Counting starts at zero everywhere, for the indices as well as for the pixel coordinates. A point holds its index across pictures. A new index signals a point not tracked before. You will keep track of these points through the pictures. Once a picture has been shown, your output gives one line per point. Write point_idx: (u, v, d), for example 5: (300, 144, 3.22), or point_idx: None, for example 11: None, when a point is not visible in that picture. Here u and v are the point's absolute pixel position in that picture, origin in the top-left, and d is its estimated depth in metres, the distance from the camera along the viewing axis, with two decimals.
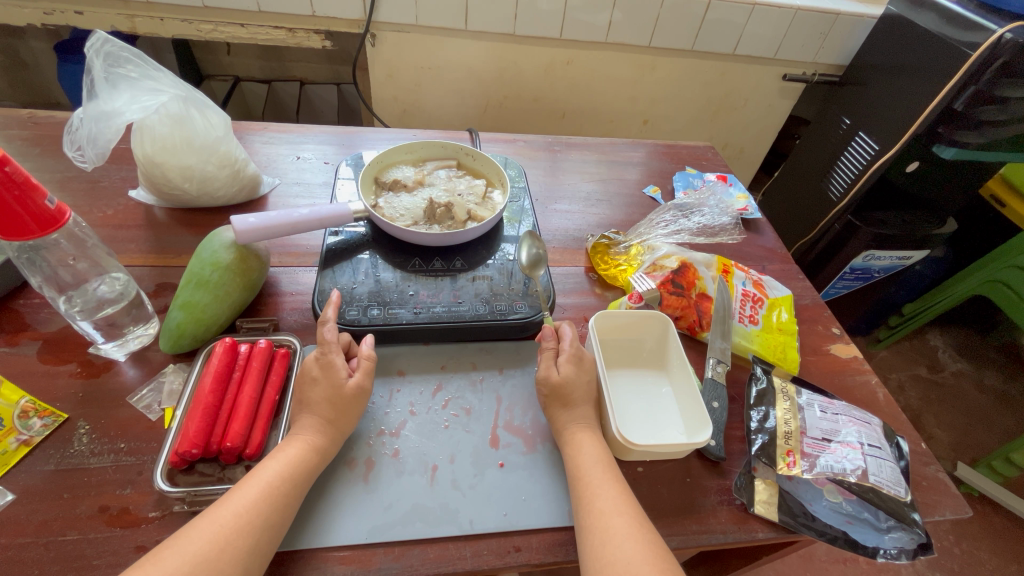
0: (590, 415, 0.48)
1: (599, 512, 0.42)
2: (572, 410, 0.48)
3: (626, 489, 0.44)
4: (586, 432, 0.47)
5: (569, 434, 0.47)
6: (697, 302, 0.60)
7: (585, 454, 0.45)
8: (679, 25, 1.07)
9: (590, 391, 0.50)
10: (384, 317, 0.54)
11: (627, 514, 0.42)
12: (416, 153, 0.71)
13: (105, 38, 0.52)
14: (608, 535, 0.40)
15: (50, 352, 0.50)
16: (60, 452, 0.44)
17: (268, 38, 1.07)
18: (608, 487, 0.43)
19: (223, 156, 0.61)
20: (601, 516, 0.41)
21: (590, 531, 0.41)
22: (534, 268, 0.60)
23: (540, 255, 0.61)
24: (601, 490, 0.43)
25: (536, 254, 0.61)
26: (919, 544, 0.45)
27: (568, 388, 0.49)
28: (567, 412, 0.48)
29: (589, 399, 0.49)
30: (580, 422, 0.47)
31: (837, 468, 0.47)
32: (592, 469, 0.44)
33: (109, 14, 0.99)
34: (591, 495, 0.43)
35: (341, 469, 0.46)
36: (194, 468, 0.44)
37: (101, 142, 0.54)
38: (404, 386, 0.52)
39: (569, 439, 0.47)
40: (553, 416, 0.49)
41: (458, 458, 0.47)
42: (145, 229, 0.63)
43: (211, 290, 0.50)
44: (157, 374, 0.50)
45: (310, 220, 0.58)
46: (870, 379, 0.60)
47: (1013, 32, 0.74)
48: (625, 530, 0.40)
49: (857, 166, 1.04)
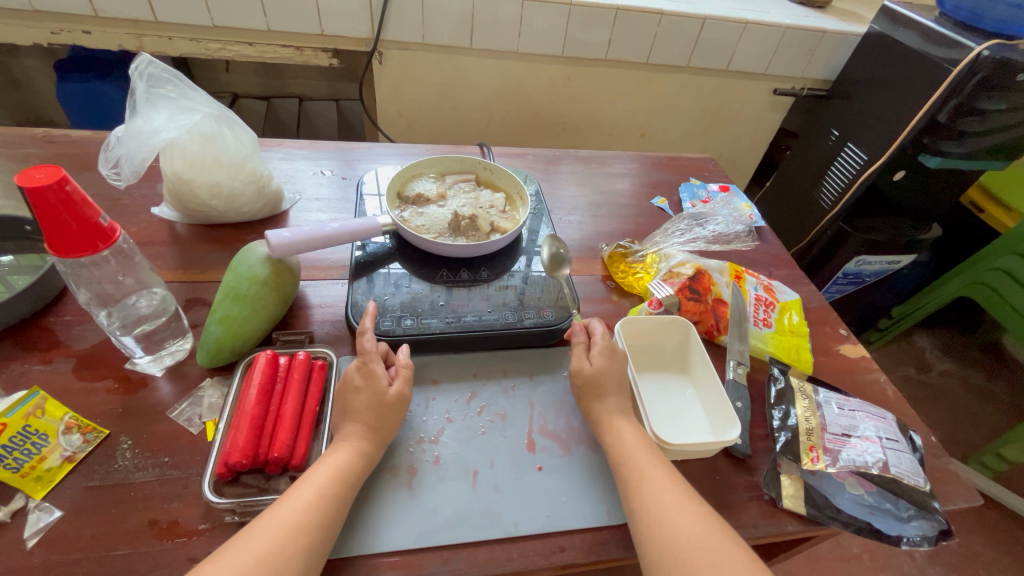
0: (622, 403, 0.50)
1: (650, 487, 0.44)
2: (607, 399, 0.50)
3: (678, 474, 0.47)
4: (622, 419, 0.49)
5: (606, 418, 0.49)
6: (713, 306, 0.63)
7: (628, 435, 0.48)
8: (674, 44, 1.12)
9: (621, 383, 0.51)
10: (417, 327, 0.55)
11: (675, 491, 0.44)
12: (436, 167, 0.72)
13: (149, 60, 0.54)
14: (662, 509, 0.42)
15: (85, 368, 0.50)
16: (104, 467, 0.44)
17: (276, 56, 1.09)
18: (655, 467, 0.45)
19: (249, 173, 0.62)
20: (655, 495, 0.43)
21: (644, 509, 0.43)
22: (557, 267, 0.64)
23: (561, 254, 0.65)
24: (648, 469, 0.45)
25: (559, 254, 0.65)
26: (940, 531, 0.47)
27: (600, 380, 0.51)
28: (609, 402, 0.50)
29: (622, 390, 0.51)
30: (619, 407, 0.50)
31: (859, 461, 0.49)
32: (637, 447, 0.47)
33: (117, 33, 1.00)
34: (639, 476, 0.44)
35: (383, 476, 0.47)
36: (239, 479, 0.45)
37: (137, 160, 0.55)
38: (439, 394, 0.53)
39: (609, 426, 0.48)
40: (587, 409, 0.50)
41: (498, 463, 0.49)
42: (170, 245, 0.64)
43: (248, 303, 0.51)
44: (194, 389, 0.50)
45: (341, 234, 0.59)
46: (878, 377, 0.63)
47: (990, 50, 0.81)
48: (676, 506, 0.43)
49: (848, 175, 1.09)
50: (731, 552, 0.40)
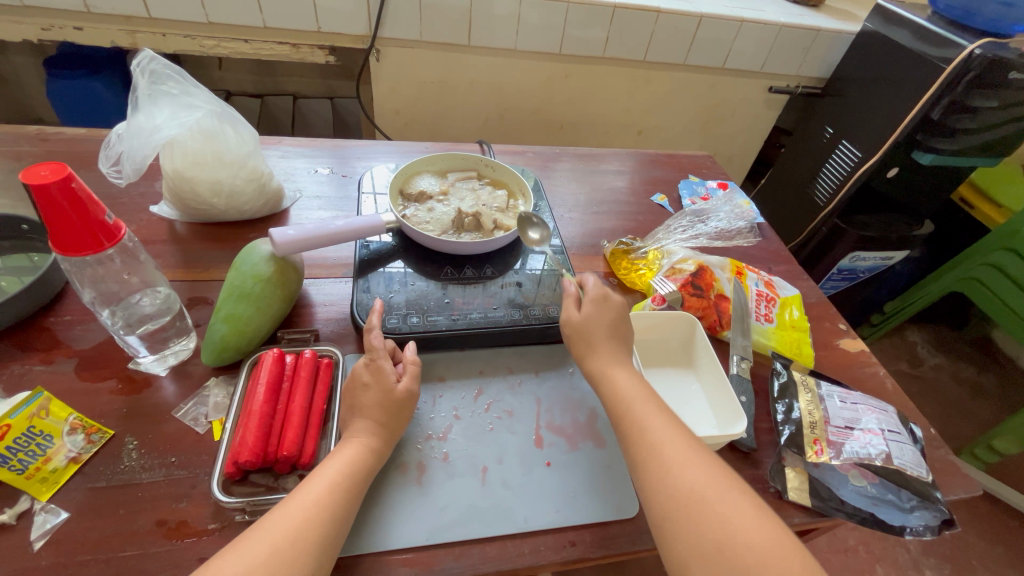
0: (615, 350, 0.52)
1: (653, 441, 0.45)
2: (602, 351, 0.51)
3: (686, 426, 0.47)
4: (616, 367, 0.50)
5: (606, 371, 0.50)
6: (716, 302, 0.64)
7: (630, 390, 0.48)
8: (670, 42, 1.13)
9: (615, 323, 0.53)
10: (423, 325, 0.55)
11: (678, 443, 0.44)
12: (438, 164, 0.72)
13: (151, 56, 0.54)
14: (666, 463, 0.43)
15: (87, 368, 0.49)
16: (110, 468, 0.43)
17: (272, 53, 1.08)
18: (656, 420, 0.46)
19: (251, 171, 0.62)
20: (657, 448, 0.44)
21: (647, 463, 0.44)
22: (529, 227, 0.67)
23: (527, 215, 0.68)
24: (649, 424, 0.46)
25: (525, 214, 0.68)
26: (942, 520, 0.48)
27: (592, 327, 0.53)
28: (607, 356, 0.51)
29: (617, 334, 0.53)
30: (617, 359, 0.51)
31: (862, 454, 0.50)
32: (640, 403, 0.47)
33: (109, 30, 0.99)
34: (640, 430, 0.46)
35: (393, 473, 0.47)
36: (247, 478, 0.44)
37: (138, 158, 0.55)
38: (446, 391, 0.53)
39: (604, 377, 0.50)
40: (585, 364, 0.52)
41: (506, 459, 0.49)
42: (170, 244, 0.63)
43: (252, 302, 0.51)
44: (200, 388, 0.50)
45: (345, 232, 0.58)
46: (878, 370, 0.64)
47: (982, 49, 0.82)
48: (680, 459, 0.43)
49: (842, 172, 1.10)
50: (737, 504, 0.40)
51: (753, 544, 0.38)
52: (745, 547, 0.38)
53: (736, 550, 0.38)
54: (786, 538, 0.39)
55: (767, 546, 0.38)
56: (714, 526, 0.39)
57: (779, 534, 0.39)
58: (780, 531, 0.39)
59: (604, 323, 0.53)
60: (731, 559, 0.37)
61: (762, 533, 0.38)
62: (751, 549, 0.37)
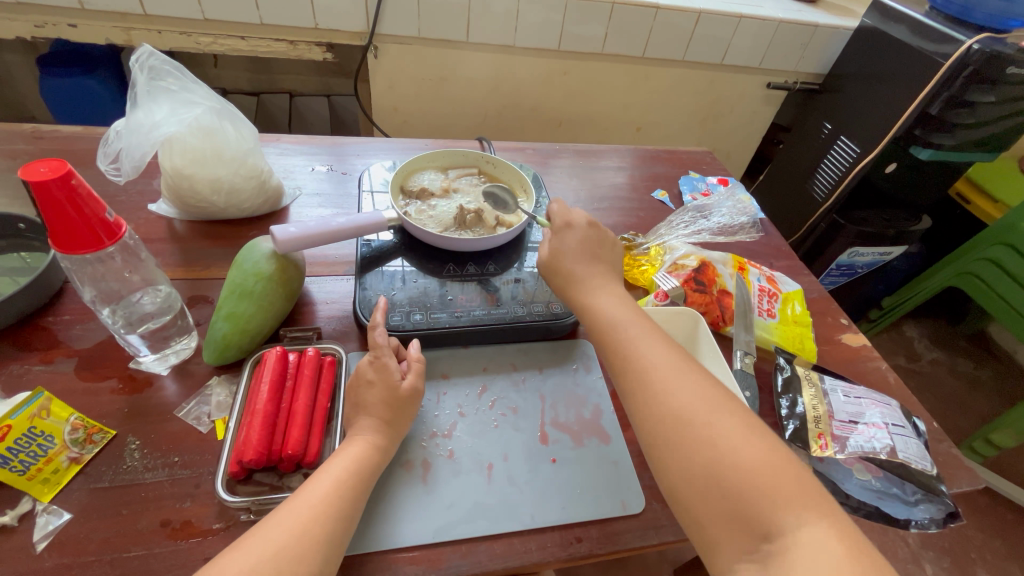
0: (595, 282, 0.54)
1: (642, 369, 0.45)
2: (583, 282, 0.54)
3: (680, 349, 0.47)
4: (597, 298, 0.52)
5: (592, 306, 0.52)
6: (719, 297, 0.63)
7: (617, 321, 0.50)
8: (669, 38, 1.13)
9: (598, 242, 0.57)
10: (426, 322, 0.55)
11: (668, 369, 0.45)
12: (439, 160, 0.72)
13: (151, 52, 0.54)
14: (655, 390, 0.44)
15: (87, 368, 0.49)
16: (112, 468, 0.43)
17: (269, 50, 1.07)
18: (646, 349, 0.47)
19: (250, 168, 0.61)
20: (645, 376, 0.45)
21: (636, 393, 0.45)
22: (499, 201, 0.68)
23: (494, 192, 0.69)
24: (637, 353, 0.46)
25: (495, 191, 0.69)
26: (947, 513, 0.48)
27: (574, 253, 0.56)
28: (592, 289, 0.53)
29: (599, 255, 0.56)
30: (600, 288, 0.53)
31: (867, 448, 0.50)
32: (628, 334, 0.48)
33: (103, 27, 0.97)
34: (629, 361, 0.46)
35: (398, 471, 0.46)
36: (251, 477, 0.44)
37: (137, 155, 0.54)
38: (450, 388, 0.53)
39: (587, 309, 0.52)
40: (571, 296, 0.54)
41: (511, 456, 0.48)
42: (170, 242, 0.62)
43: (254, 300, 0.50)
44: (202, 388, 0.49)
45: (347, 229, 0.58)
46: (880, 365, 0.64)
47: (981, 43, 0.82)
48: (667, 384, 0.43)
49: (841, 167, 1.11)
50: (725, 424, 0.40)
51: (742, 465, 0.38)
52: (734, 467, 0.38)
53: (725, 470, 0.38)
54: (778, 459, 0.39)
55: (757, 465, 0.38)
56: (702, 449, 0.40)
57: (768, 454, 0.39)
58: (772, 450, 0.39)
59: (586, 246, 0.56)
60: (720, 479, 0.38)
61: (755, 451, 0.39)
62: (740, 470, 0.38)
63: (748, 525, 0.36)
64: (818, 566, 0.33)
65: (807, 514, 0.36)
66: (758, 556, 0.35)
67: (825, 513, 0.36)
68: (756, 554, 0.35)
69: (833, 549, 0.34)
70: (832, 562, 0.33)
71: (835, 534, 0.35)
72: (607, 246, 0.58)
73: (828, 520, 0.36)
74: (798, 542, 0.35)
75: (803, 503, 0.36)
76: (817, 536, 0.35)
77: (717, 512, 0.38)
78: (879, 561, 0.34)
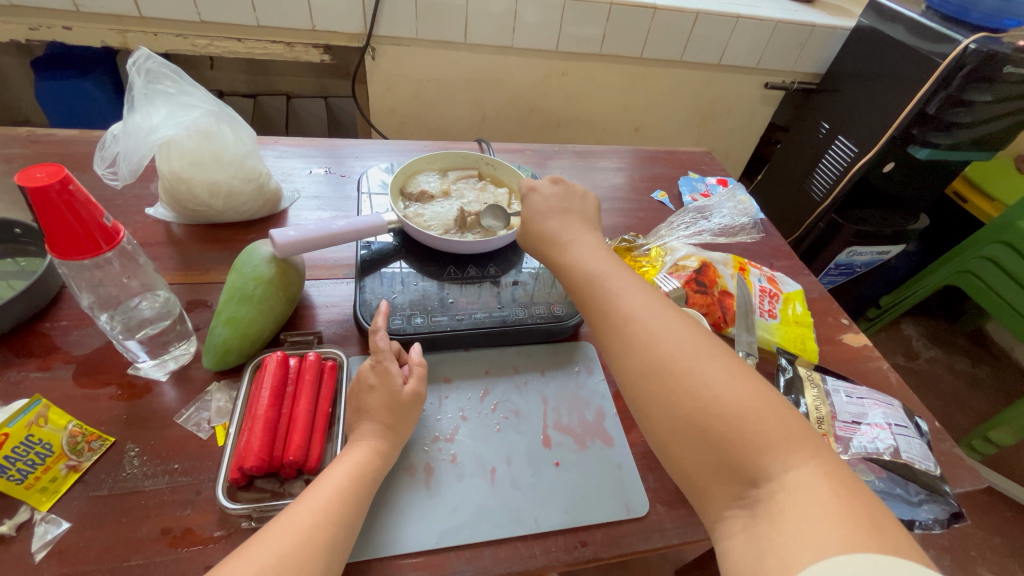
0: (574, 241, 0.53)
1: (623, 325, 0.44)
2: (561, 244, 0.53)
3: (662, 299, 0.46)
4: (575, 257, 0.52)
5: (570, 266, 0.51)
6: (720, 298, 0.63)
7: (596, 279, 0.49)
8: (667, 38, 1.13)
9: (566, 196, 0.58)
10: (428, 325, 0.54)
11: (647, 321, 0.44)
12: (438, 162, 0.71)
13: (148, 55, 0.54)
14: (635, 344, 0.43)
15: (86, 375, 0.48)
16: (112, 475, 0.43)
17: (265, 52, 1.07)
18: (626, 302, 0.46)
19: (249, 171, 0.61)
20: (625, 329, 0.44)
21: (619, 349, 0.44)
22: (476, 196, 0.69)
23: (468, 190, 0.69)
24: (617, 307, 0.46)
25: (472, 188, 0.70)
26: (951, 514, 0.48)
27: (548, 214, 0.56)
28: (569, 248, 0.53)
29: (570, 209, 0.57)
30: (579, 247, 0.52)
31: (871, 449, 0.50)
32: (608, 290, 0.47)
33: (98, 29, 0.97)
34: (608, 316, 0.46)
35: (401, 476, 0.46)
36: (253, 484, 0.44)
37: (135, 158, 0.54)
38: (452, 392, 0.53)
39: (567, 269, 0.52)
40: (551, 258, 0.54)
41: (514, 460, 0.48)
42: (168, 246, 0.62)
43: (254, 304, 0.50)
44: (201, 393, 0.49)
45: (347, 232, 0.58)
46: (881, 364, 0.64)
47: (977, 43, 0.82)
48: (646, 336, 0.43)
49: (839, 167, 1.11)
50: (708, 370, 0.39)
51: (725, 411, 0.37)
52: (717, 414, 0.37)
53: (709, 418, 0.38)
54: (760, 404, 0.37)
55: (740, 409, 0.37)
56: (685, 400, 0.39)
57: (750, 399, 0.38)
58: (754, 395, 0.38)
59: (556, 204, 0.57)
60: (704, 428, 0.38)
61: (739, 395, 0.38)
62: (724, 417, 0.37)
63: (735, 472, 0.36)
64: (808, 520, 0.33)
65: (795, 457, 0.35)
66: (746, 502, 0.35)
67: (818, 460, 0.35)
68: (744, 500, 0.35)
69: (818, 489, 0.33)
70: (818, 501, 0.33)
71: (823, 473, 0.34)
72: (576, 197, 0.59)
73: (818, 461, 0.35)
74: (785, 486, 0.34)
75: (789, 444, 0.36)
76: (805, 478, 0.34)
77: (704, 461, 0.37)
78: (871, 500, 0.33)
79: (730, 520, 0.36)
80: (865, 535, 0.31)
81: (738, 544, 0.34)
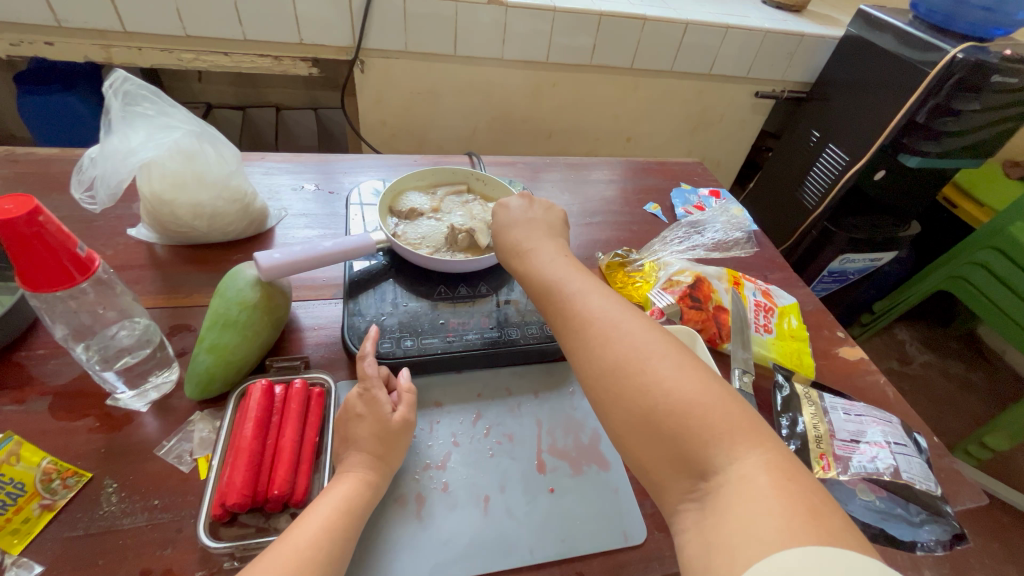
0: (541, 245, 0.53)
1: (581, 326, 0.43)
2: (522, 250, 0.53)
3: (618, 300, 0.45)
4: (534, 260, 0.51)
5: (531, 270, 0.51)
6: (715, 314, 0.62)
7: (553, 282, 0.48)
8: (657, 49, 1.13)
9: (530, 209, 0.58)
10: (418, 348, 0.53)
11: (602, 319, 0.43)
12: (427, 178, 0.70)
13: (125, 77, 0.52)
14: (591, 344, 0.42)
15: (62, 407, 0.47)
16: (88, 514, 0.41)
17: (253, 66, 1.05)
18: (586, 300, 0.45)
19: (234, 191, 0.59)
20: (583, 327, 0.43)
21: (574, 349, 0.43)
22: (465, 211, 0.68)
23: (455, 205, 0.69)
24: (575, 307, 0.45)
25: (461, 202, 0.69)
26: (953, 535, 0.47)
27: (511, 225, 0.56)
28: (529, 254, 0.52)
29: (534, 220, 0.56)
30: (541, 253, 0.52)
31: (870, 469, 0.49)
32: (566, 292, 0.46)
33: (82, 44, 0.95)
34: (566, 317, 0.45)
35: (391, 507, 0.45)
36: (236, 519, 0.42)
37: (113, 182, 0.52)
38: (444, 417, 0.52)
39: (527, 272, 0.51)
40: (514, 265, 0.53)
41: (508, 487, 0.47)
42: (151, 269, 0.60)
43: (238, 330, 0.48)
44: (184, 423, 0.47)
45: (335, 253, 0.57)
46: (879, 378, 0.64)
47: (965, 53, 0.83)
48: (603, 334, 0.42)
49: (831, 176, 1.11)
50: (660, 367, 0.38)
51: (675, 408, 0.36)
52: (668, 411, 0.37)
53: (665, 416, 0.37)
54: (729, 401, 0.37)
55: (692, 405, 0.36)
56: (638, 399, 0.38)
57: (697, 393, 0.37)
58: (709, 391, 0.37)
59: (520, 215, 0.57)
60: (658, 423, 0.37)
61: (687, 390, 0.37)
62: (674, 413, 0.36)
63: (687, 464, 0.35)
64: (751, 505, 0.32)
65: (740, 447, 0.35)
66: (697, 495, 0.35)
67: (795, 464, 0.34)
68: (695, 493, 0.35)
69: (759, 481, 0.33)
70: (759, 492, 0.32)
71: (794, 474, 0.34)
72: (540, 209, 0.58)
73: (765, 454, 0.35)
74: (728, 479, 0.34)
75: (762, 447, 0.35)
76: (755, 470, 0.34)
77: (660, 456, 0.36)
78: (822, 492, 0.33)
79: (683, 513, 0.35)
80: (804, 524, 0.30)
81: (689, 539, 0.34)
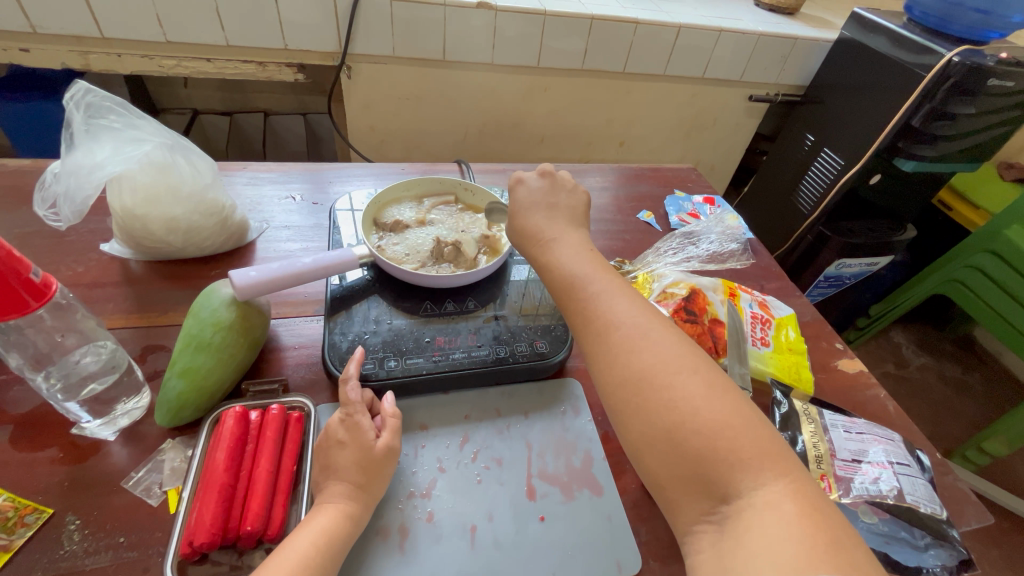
0: (568, 237, 0.50)
1: (604, 330, 0.41)
2: (543, 239, 0.50)
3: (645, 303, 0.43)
4: (558, 252, 0.48)
5: (548, 261, 0.48)
6: (710, 327, 0.60)
7: (577, 277, 0.45)
8: (651, 52, 1.11)
9: (553, 190, 0.54)
10: (402, 369, 0.51)
11: (630, 324, 0.41)
12: (415, 189, 0.68)
13: (86, 89, 0.50)
14: (618, 352, 0.39)
15: (24, 436, 0.44)
16: (48, 554, 0.38)
17: (236, 72, 1.02)
18: (612, 299, 0.43)
19: (210, 205, 0.57)
20: (606, 330, 0.41)
21: (598, 358, 0.41)
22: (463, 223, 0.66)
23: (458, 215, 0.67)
24: (603, 304, 0.43)
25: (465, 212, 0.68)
26: (959, 560, 0.45)
27: (530, 207, 0.52)
28: (550, 244, 0.49)
29: (555, 203, 0.53)
30: (561, 244, 0.49)
31: (873, 491, 0.47)
32: (589, 291, 0.44)
33: (59, 50, 0.93)
34: (587, 317, 0.43)
35: (373, 540, 0.42)
36: (207, 557, 0.40)
37: (79, 199, 0.50)
38: (430, 440, 0.49)
39: (545, 262, 0.48)
40: (533, 255, 0.50)
41: (497, 515, 0.45)
42: (123, 286, 0.58)
43: (212, 353, 0.46)
44: (154, 452, 0.45)
45: (315, 269, 0.54)
46: (879, 392, 0.62)
47: (960, 56, 0.81)
48: (630, 340, 0.40)
49: (825, 180, 1.10)
50: (688, 385, 0.36)
51: (705, 428, 0.35)
52: (695, 430, 0.35)
53: (687, 432, 0.35)
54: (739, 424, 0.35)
55: (718, 424, 0.35)
56: (665, 413, 0.36)
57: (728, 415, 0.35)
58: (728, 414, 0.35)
59: (540, 197, 0.53)
60: (680, 442, 0.35)
61: (714, 412, 0.35)
62: (691, 432, 0.35)
63: (707, 487, 0.34)
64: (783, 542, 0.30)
65: (763, 475, 0.33)
66: (716, 518, 0.34)
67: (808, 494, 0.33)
68: (715, 515, 0.33)
69: (783, 511, 0.31)
70: (784, 520, 0.31)
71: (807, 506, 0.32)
72: (563, 191, 0.55)
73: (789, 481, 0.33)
74: (754, 504, 0.32)
75: (772, 477, 0.33)
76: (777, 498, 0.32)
77: (676, 475, 0.35)
78: (835, 525, 0.31)
79: (699, 535, 0.34)
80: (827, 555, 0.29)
81: (705, 559, 0.33)
